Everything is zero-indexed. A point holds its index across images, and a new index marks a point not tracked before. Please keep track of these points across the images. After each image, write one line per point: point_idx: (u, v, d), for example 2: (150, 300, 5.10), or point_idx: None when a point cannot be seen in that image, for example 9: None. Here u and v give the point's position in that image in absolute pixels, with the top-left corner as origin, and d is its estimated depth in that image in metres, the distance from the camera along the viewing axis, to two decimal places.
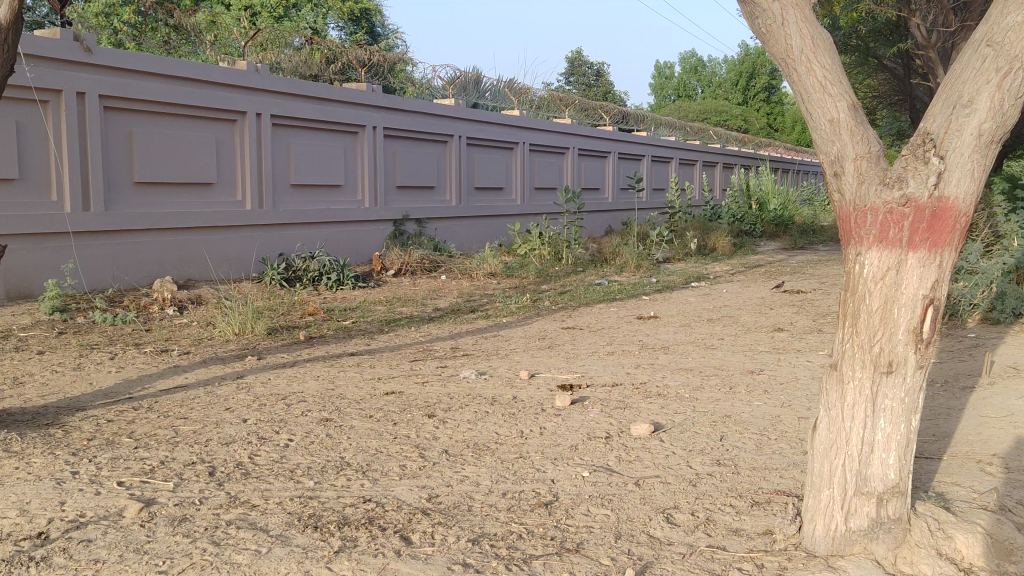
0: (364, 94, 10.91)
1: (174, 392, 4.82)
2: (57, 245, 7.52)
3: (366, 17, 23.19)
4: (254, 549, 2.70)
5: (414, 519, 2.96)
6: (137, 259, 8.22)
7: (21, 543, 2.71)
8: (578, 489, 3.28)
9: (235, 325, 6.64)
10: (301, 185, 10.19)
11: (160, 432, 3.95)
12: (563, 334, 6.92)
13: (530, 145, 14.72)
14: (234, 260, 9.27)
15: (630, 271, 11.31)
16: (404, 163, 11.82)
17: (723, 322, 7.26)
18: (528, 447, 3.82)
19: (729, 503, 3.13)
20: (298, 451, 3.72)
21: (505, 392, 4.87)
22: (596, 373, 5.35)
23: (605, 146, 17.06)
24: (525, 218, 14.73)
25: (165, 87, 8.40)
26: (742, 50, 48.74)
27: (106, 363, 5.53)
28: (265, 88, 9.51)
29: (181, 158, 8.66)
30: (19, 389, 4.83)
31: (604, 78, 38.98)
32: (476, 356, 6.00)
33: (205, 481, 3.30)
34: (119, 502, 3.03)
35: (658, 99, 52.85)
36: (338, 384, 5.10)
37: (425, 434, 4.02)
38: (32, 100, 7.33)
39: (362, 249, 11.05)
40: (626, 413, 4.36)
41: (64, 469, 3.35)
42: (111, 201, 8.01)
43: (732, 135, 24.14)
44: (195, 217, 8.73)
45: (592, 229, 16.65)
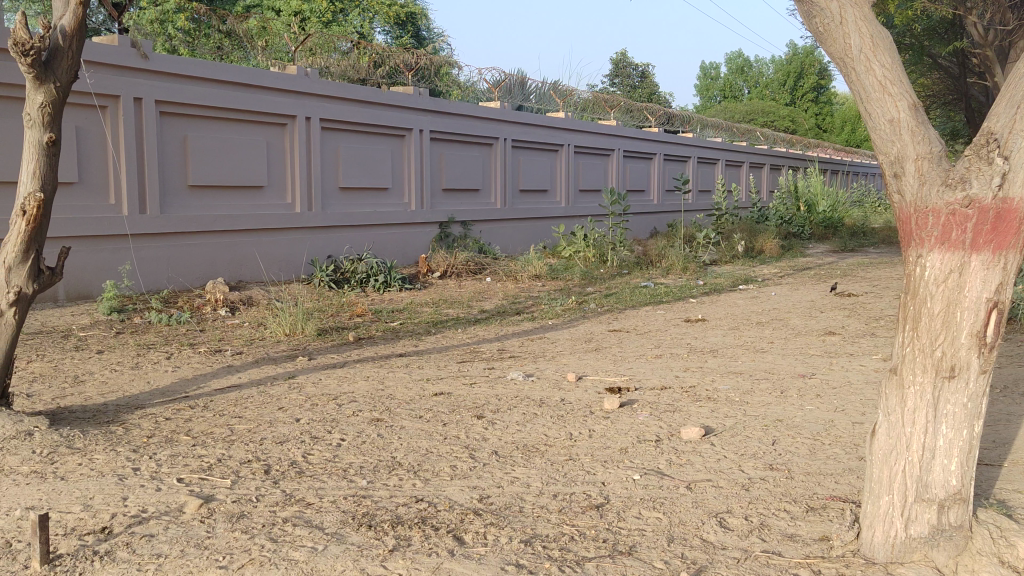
0: (411, 98, 11.01)
1: (229, 391, 4.91)
2: (115, 247, 7.70)
3: (411, 20, 23.33)
4: (311, 546, 2.75)
5: (467, 520, 2.98)
6: (191, 261, 8.38)
7: (85, 538, 2.79)
8: (629, 492, 3.28)
9: (285, 326, 6.74)
10: (349, 188, 10.31)
11: (216, 430, 4.03)
12: (609, 336, 6.90)
13: (575, 147, 14.71)
14: (284, 262, 9.40)
15: (676, 274, 11.26)
16: (450, 167, 11.89)
17: (772, 326, 7.18)
18: (577, 449, 3.83)
19: (784, 508, 3.11)
20: (351, 451, 3.77)
21: (553, 394, 4.88)
22: (644, 376, 5.34)
23: (650, 148, 16.98)
24: (569, 220, 14.72)
25: (219, 92, 8.55)
26: (789, 49, 48.09)
27: (162, 362, 5.66)
28: (315, 92, 9.64)
29: (233, 162, 8.82)
30: (81, 387, 4.98)
31: (649, 80, 38.76)
32: (523, 358, 6.02)
33: (261, 479, 3.36)
34: (180, 498, 3.11)
35: (703, 101, 52.42)
36: (387, 384, 5.15)
37: (474, 435, 4.04)
38: (92, 106, 7.52)
39: (408, 251, 11.14)
40: (675, 416, 4.35)
41: (125, 465, 3.44)
42: (166, 204, 8.18)
43: (780, 136, 23.81)
44: (246, 219, 8.88)
45: (636, 231, 16.59)
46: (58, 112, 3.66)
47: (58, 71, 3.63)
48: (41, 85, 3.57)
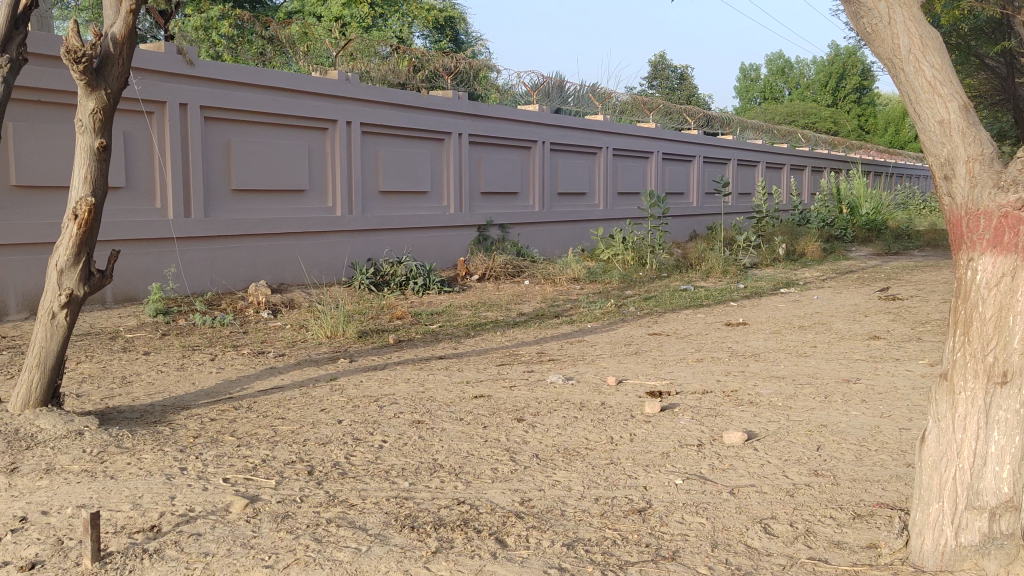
0: (450, 101, 11.07)
1: (272, 393, 4.97)
2: (161, 250, 7.83)
3: (450, 25, 23.46)
4: (355, 547, 2.77)
5: (509, 523, 2.99)
6: (234, 263, 8.50)
7: (135, 536, 2.84)
8: (671, 496, 3.26)
9: (327, 328, 6.81)
10: (389, 192, 10.39)
11: (261, 431, 4.08)
12: (650, 340, 6.87)
13: (613, 149, 14.67)
14: (325, 264, 9.50)
15: (716, 277, 11.17)
16: (488, 170, 11.93)
17: (815, 330, 7.10)
18: (619, 453, 3.81)
19: (829, 515, 3.07)
20: (393, 452, 3.80)
21: (594, 397, 4.87)
22: (685, 380, 5.30)
23: (689, 150, 16.88)
24: (607, 222, 14.68)
25: (262, 97, 8.67)
26: (831, 50, 47.47)
27: (207, 364, 5.75)
28: (356, 96, 9.73)
29: (275, 166, 8.93)
30: (128, 387, 5.07)
31: (688, 82, 38.49)
32: (562, 362, 6.01)
33: (304, 480, 3.40)
34: (226, 498, 3.15)
35: (743, 102, 51.97)
36: (428, 387, 5.18)
37: (515, 438, 4.05)
38: (139, 112, 7.66)
39: (447, 255, 11.19)
40: (717, 421, 4.31)
41: (173, 465, 3.50)
42: (210, 208, 8.31)
43: (822, 137, 23.51)
44: (288, 223, 8.98)
45: (675, 233, 16.49)
46: (109, 118, 3.74)
47: (109, 78, 3.70)
48: (93, 91, 3.64)
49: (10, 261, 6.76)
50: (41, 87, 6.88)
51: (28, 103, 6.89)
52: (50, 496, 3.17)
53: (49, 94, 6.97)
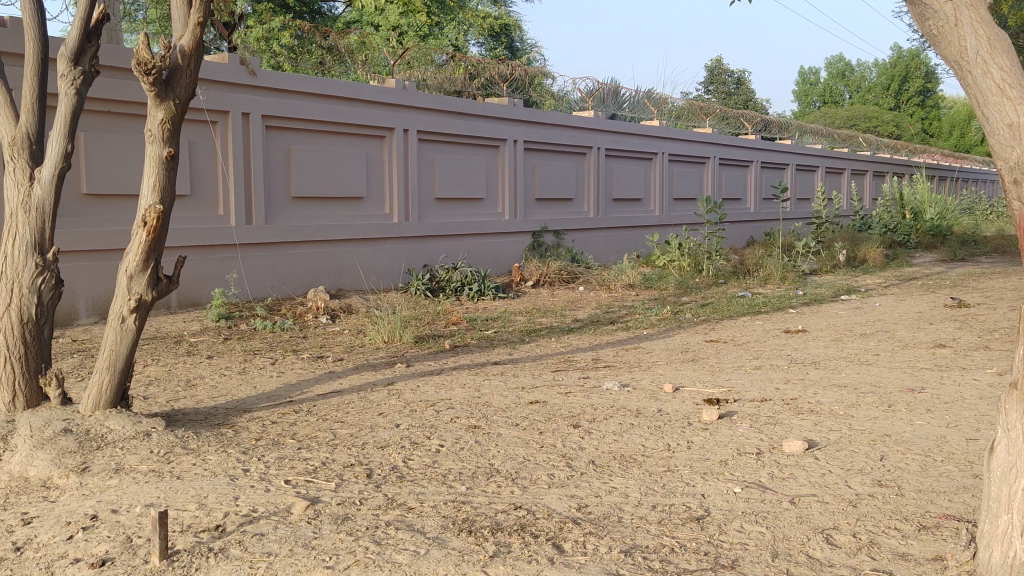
0: (505, 108, 11.12)
1: (331, 397, 5.05)
2: (224, 256, 8.01)
3: (505, 32, 23.55)
4: (413, 550, 2.80)
5: (566, 528, 2.99)
6: (294, 269, 8.66)
7: (201, 535, 2.91)
8: (731, 505, 3.23)
9: (384, 333, 6.89)
10: (445, 199, 10.48)
11: (320, 434, 4.15)
12: (706, 347, 6.80)
13: (669, 155, 14.59)
14: (382, 270, 9.61)
15: (774, 283, 11.02)
16: (543, 176, 11.96)
17: (878, 338, 6.95)
18: (676, 461, 3.79)
19: (894, 526, 3.01)
20: (449, 456, 3.83)
21: (650, 404, 4.84)
22: (743, 388, 5.23)
23: (746, 155, 16.69)
24: (663, 228, 14.60)
25: (322, 106, 8.82)
26: (893, 52, 46.48)
27: (267, 368, 5.86)
28: (413, 104, 9.84)
29: (334, 174, 9.08)
30: (192, 390, 5.20)
31: (746, 86, 38.03)
32: (618, 368, 5.99)
33: (363, 483, 3.44)
34: (287, 499, 3.21)
35: (802, 107, 51.16)
36: (483, 392, 5.21)
37: (571, 444, 4.05)
38: (204, 121, 7.85)
39: (502, 261, 11.24)
40: (776, 429, 4.26)
41: (236, 466, 3.58)
42: (271, 215, 8.48)
43: (884, 141, 23.02)
44: (347, 230, 9.12)
45: (732, 239, 16.32)
46: (177, 128, 3.84)
47: (177, 89, 3.81)
48: (161, 102, 3.75)
49: (80, 267, 6.97)
50: (110, 98, 7.11)
51: (98, 114, 7.11)
52: (119, 495, 3.27)
53: (116, 105, 7.19)
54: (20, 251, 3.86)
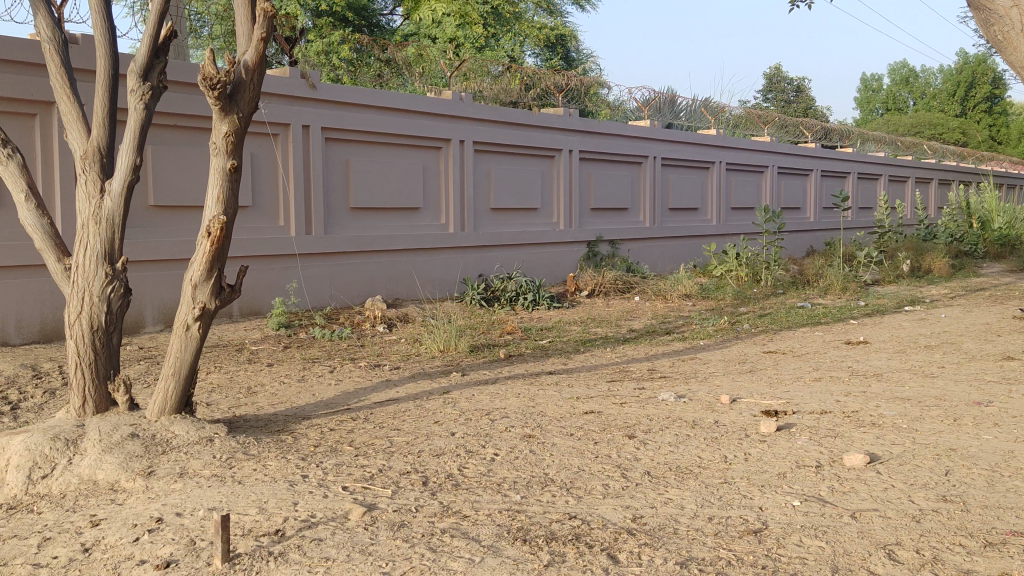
0: (560, 118, 11.15)
1: (388, 404, 5.10)
2: (284, 266, 8.16)
3: (561, 43, 23.56)
4: (468, 557, 2.82)
5: (621, 539, 2.98)
6: (353, 278, 8.78)
7: (261, 539, 2.96)
8: (789, 518, 3.18)
9: (439, 342, 6.94)
10: (500, 209, 10.53)
11: (377, 442, 4.20)
12: (765, 358, 6.71)
13: (727, 164, 14.44)
14: (438, 280, 9.69)
15: (835, 294, 10.82)
16: (599, 186, 11.94)
17: (943, 350, 6.77)
18: (733, 473, 3.74)
19: (958, 542, 2.94)
20: (504, 465, 3.85)
21: (706, 416, 4.79)
22: (803, 400, 5.14)
23: (806, 164, 16.45)
24: (720, 238, 14.45)
25: (380, 118, 8.95)
26: (960, 58, 45.32)
27: (326, 376, 5.95)
28: (469, 115, 9.92)
29: (391, 185, 9.19)
30: (253, 397, 5.31)
31: (806, 94, 37.43)
32: (674, 379, 5.94)
33: (419, 490, 3.48)
34: (344, 505, 3.26)
35: (864, 114, 50.17)
36: (538, 402, 5.22)
37: (626, 455, 4.03)
38: (266, 134, 8.03)
39: (557, 270, 11.24)
40: (837, 442, 4.18)
41: (296, 472, 3.65)
42: (330, 225, 8.63)
43: (950, 149, 22.46)
44: (404, 240, 9.23)
45: (791, 249, 16.08)
46: (240, 142, 3.94)
47: (241, 103, 3.91)
48: (226, 116, 3.85)
49: (147, 276, 7.18)
50: (176, 112, 7.31)
51: (164, 128, 7.32)
52: (184, 499, 3.35)
53: (182, 118, 7.39)
54: (90, 260, 3.99)
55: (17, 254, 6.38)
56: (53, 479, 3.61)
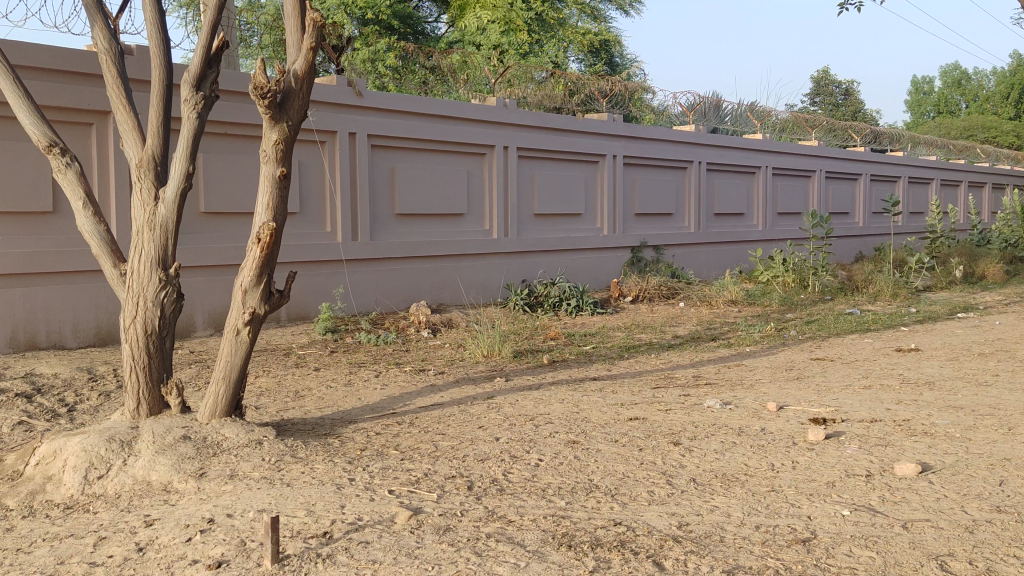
0: (605, 124, 11.13)
1: (433, 409, 5.14)
2: (331, 271, 8.26)
3: (605, 48, 23.49)
4: (514, 562, 2.83)
5: (666, 546, 2.96)
6: (398, 284, 8.86)
7: (309, 540, 3.01)
8: (838, 528, 3.13)
9: (483, 347, 6.97)
10: (544, 215, 10.55)
11: (422, 446, 4.23)
12: (812, 365, 6.62)
13: (773, 169, 14.29)
14: (482, 285, 9.73)
15: (885, 300, 10.64)
16: (643, 192, 11.90)
17: (998, 358, 6.62)
18: (781, 481, 3.70)
19: (1013, 554, 2.88)
20: (549, 471, 3.85)
21: (753, 423, 4.74)
22: (852, 408, 5.06)
23: (855, 168, 16.20)
24: (766, 244, 14.30)
25: (425, 124, 9.02)
26: (1014, 60, 44.28)
27: (372, 380, 6.01)
28: (513, 121, 9.96)
29: (436, 191, 9.26)
30: (301, 401, 5.39)
31: (854, 97, 36.83)
32: (720, 386, 5.88)
33: (464, 494, 3.50)
34: (391, 509, 3.29)
35: (915, 117, 49.23)
36: (583, 407, 5.21)
37: (672, 461, 4.01)
38: (314, 142, 8.14)
39: (601, 276, 11.23)
40: (888, 451, 4.12)
41: (343, 475, 3.69)
42: (375, 231, 8.72)
43: (1004, 152, 21.94)
44: (448, 245, 9.29)
45: (840, 255, 15.85)
46: (289, 150, 4.00)
47: (290, 111, 3.98)
48: (275, 124, 3.92)
49: (198, 282, 7.32)
50: (227, 120, 7.45)
51: (215, 135, 7.46)
52: (234, 500, 3.41)
53: (233, 127, 7.53)
54: (145, 266, 4.08)
55: (73, 260, 6.56)
56: (108, 479, 3.69)
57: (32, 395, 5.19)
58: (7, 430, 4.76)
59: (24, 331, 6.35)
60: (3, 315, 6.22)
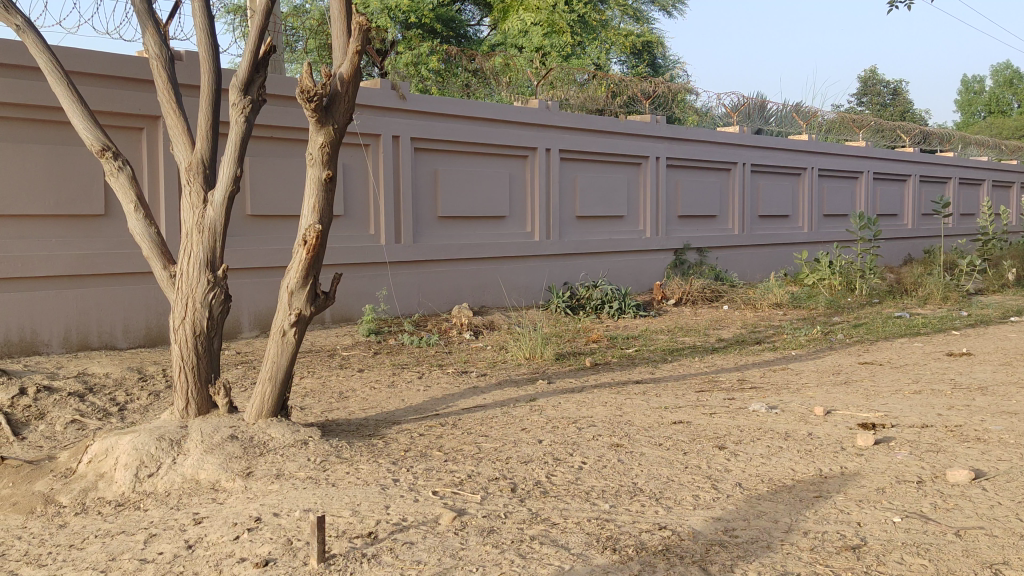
0: (648, 125, 11.07)
1: (475, 411, 5.15)
2: (375, 273, 8.32)
3: (647, 49, 23.36)
4: (558, 565, 2.82)
5: (712, 551, 2.93)
6: (440, 286, 8.89)
7: (355, 540, 3.02)
8: (889, 535, 3.07)
9: (525, 349, 6.97)
10: (586, 217, 10.52)
11: (466, 447, 4.24)
12: (860, 369, 6.50)
13: (819, 170, 14.09)
14: (524, 288, 9.73)
15: (935, 303, 10.43)
16: (686, 193, 11.80)
17: None
18: (829, 486, 3.64)
19: None
20: (593, 474, 3.83)
21: (799, 427, 4.67)
22: (902, 413, 4.97)
23: (903, 169, 15.91)
24: (812, 246, 14.11)
25: (467, 127, 9.05)
26: None
27: (415, 382, 6.04)
28: (555, 123, 9.95)
29: (479, 193, 9.29)
30: (345, 402, 5.43)
31: (902, 97, 36.17)
32: (766, 390, 5.81)
33: (508, 496, 3.50)
34: (435, 510, 3.30)
35: (965, 117, 48.20)
36: (626, 411, 5.17)
37: (716, 465, 3.97)
38: (358, 145, 8.21)
39: (643, 278, 11.17)
40: (940, 457, 4.03)
41: (387, 476, 3.71)
42: (418, 234, 8.77)
43: None
44: (490, 248, 9.31)
45: (888, 258, 15.58)
46: (335, 152, 4.04)
47: (336, 114, 4.01)
48: (322, 127, 3.95)
49: (245, 284, 7.41)
50: (274, 124, 7.55)
51: (262, 139, 7.56)
52: (280, 499, 3.44)
53: (279, 130, 7.62)
54: (193, 267, 4.15)
55: (123, 262, 6.69)
56: (158, 477, 3.75)
57: (84, 394, 5.30)
58: (61, 429, 4.88)
59: (77, 331, 6.48)
60: (56, 316, 6.36)
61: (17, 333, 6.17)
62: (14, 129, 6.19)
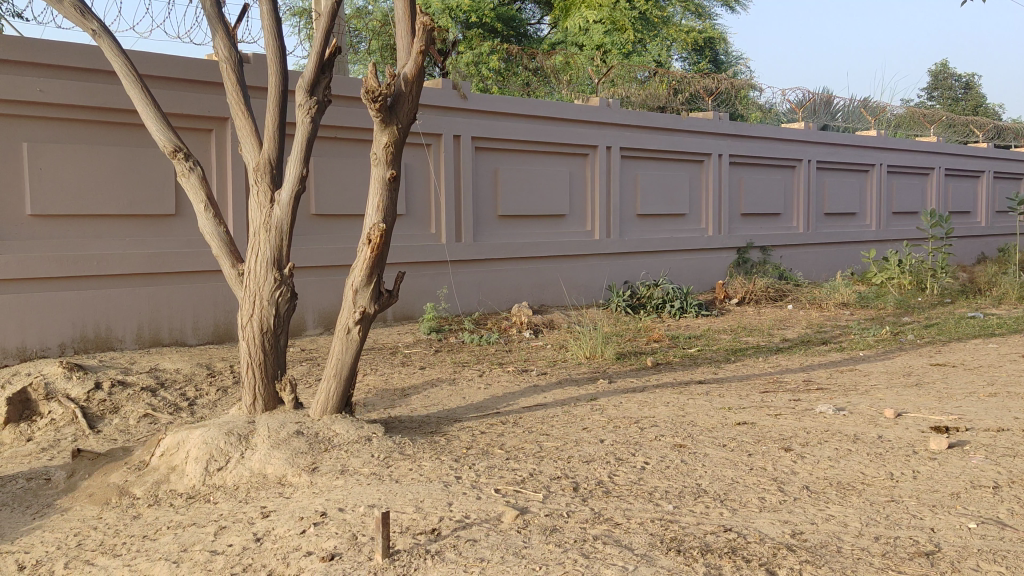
0: (711, 122, 10.90)
1: (536, 409, 5.14)
2: (436, 271, 8.37)
3: (710, 46, 23.04)
4: (621, 565, 2.80)
5: (780, 555, 2.88)
6: (500, 284, 8.91)
7: (419, 537, 3.05)
8: (965, 541, 2.98)
9: (585, 349, 6.93)
10: (647, 215, 10.43)
11: (527, 446, 4.24)
12: (932, 371, 6.33)
13: (888, 166, 13.74)
14: (584, 287, 9.70)
15: (1010, 303, 10.10)
16: (749, 191, 11.63)
17: None
18: (900, 491, 3.55)
19: None
20: (655, 474, 3.80)
21: (868, 430, 4.56)
22: (975, 416, 4.82)
23: (977, 164, 15.43)
24: (880, 244, 13.77)
25: (528, 126, 9.05)
26: None
27: (476, 380, 6.07)
28: (615, 121, 9.87)
29: (539, 192, 9.28)
30: (407, 399, 5.48)
31: (975, 91, 35.09)
32: (833, 391, 5.68)
33: (570, 496, 3.48)
34: (497, 508, 3.31)
35: None
36: (689, 411, 5.11)
37: (782, 467, 3.90)
38: (419, 145, 8.26)
39: (704, 277, 11.04)
40: (1017, 462, 3.89)
41: (450, 473, 3.73)
42: (479, 232, 8.80)
43: None
44: (550, 246, 9.30)
45: (960, 256, 15.12)
46: (398, 152, 4.07)
47: (400, 114, 4.05)
48: (386, 127, 3.99)
49: (309, 282, 7.53)
50: (337, 124, 7.64)
51: (325, 139, 7.66)
52: (345, 494, 3.49)
53: (342, 129, 7.71)
54: (261, 265, 4.22)
55: (192, 260, 6.85)
56: (227, 471, 3.84)
57: (156, 389, 5.45)
58: (134, 423, 5.03)
59: (149, 327, 6.67)
60: (129, 311, 6.55)
61: (93, 329, 6.38)
62: (88, 131, 6.38)
